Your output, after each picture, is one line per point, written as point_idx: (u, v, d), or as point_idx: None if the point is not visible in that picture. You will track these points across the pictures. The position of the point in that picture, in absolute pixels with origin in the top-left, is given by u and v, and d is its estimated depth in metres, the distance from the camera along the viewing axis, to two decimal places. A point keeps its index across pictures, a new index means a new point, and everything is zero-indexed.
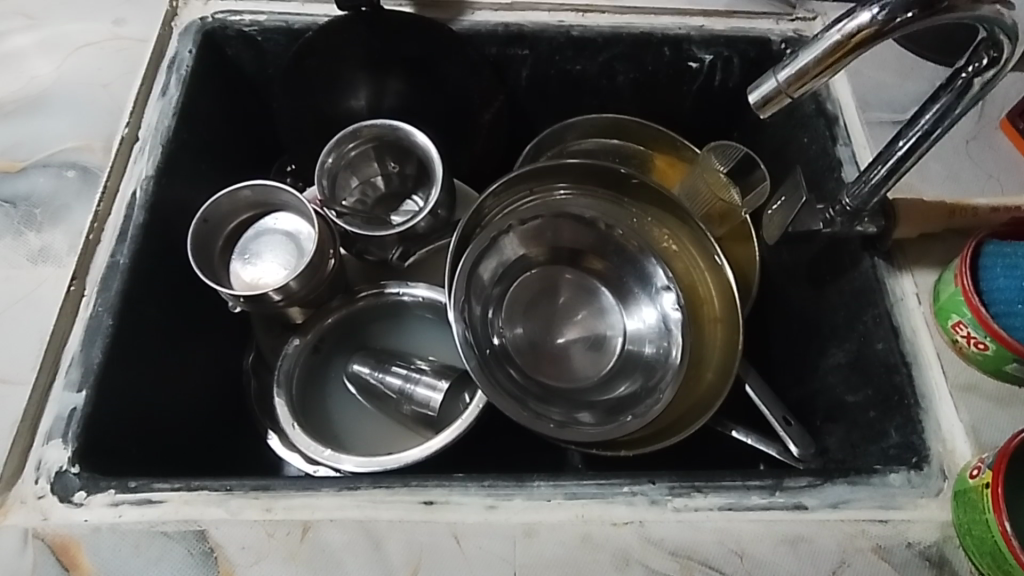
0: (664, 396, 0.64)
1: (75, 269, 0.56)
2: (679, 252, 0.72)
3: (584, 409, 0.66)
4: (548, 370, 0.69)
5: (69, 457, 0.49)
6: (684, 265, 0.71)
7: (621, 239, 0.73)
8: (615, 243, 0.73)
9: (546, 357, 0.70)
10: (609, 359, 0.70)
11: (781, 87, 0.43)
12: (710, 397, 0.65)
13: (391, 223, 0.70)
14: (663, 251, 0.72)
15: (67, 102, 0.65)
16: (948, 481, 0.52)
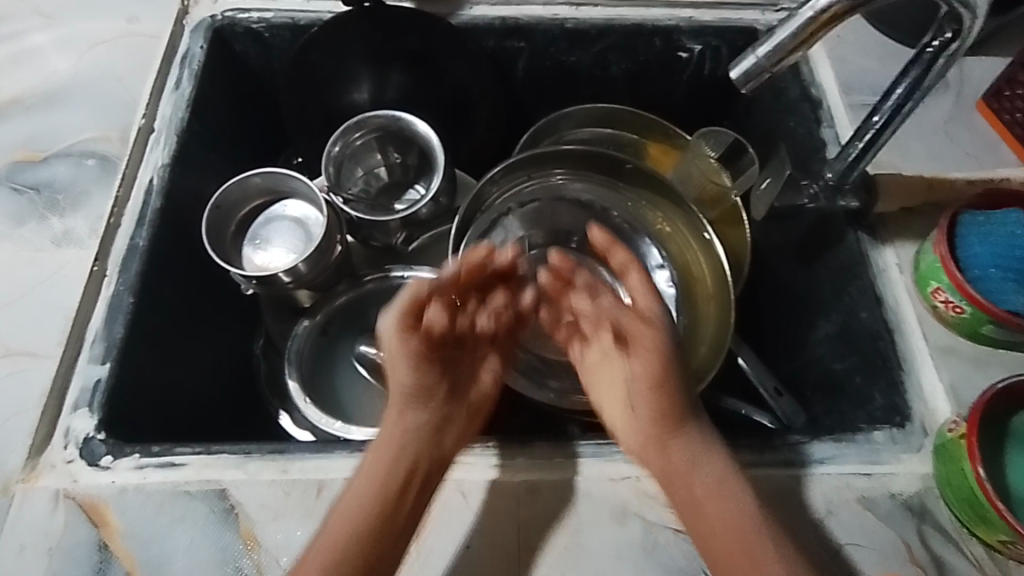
0: None
1: (96, 251, 0.59)
2: (672, 234, 0.75)
3: None
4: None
5: (96, 425, 0.52)
6: (678, 246, 0.74)
7: (618, 223, 0.75)
8: (612, 226, 0.75)
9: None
10: None
11: (760, 63, 0.47)
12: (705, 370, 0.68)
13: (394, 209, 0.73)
14: (656, 234, 0.75)
15: (84, 96, 0.68)
16: (928, 437, 0.55)
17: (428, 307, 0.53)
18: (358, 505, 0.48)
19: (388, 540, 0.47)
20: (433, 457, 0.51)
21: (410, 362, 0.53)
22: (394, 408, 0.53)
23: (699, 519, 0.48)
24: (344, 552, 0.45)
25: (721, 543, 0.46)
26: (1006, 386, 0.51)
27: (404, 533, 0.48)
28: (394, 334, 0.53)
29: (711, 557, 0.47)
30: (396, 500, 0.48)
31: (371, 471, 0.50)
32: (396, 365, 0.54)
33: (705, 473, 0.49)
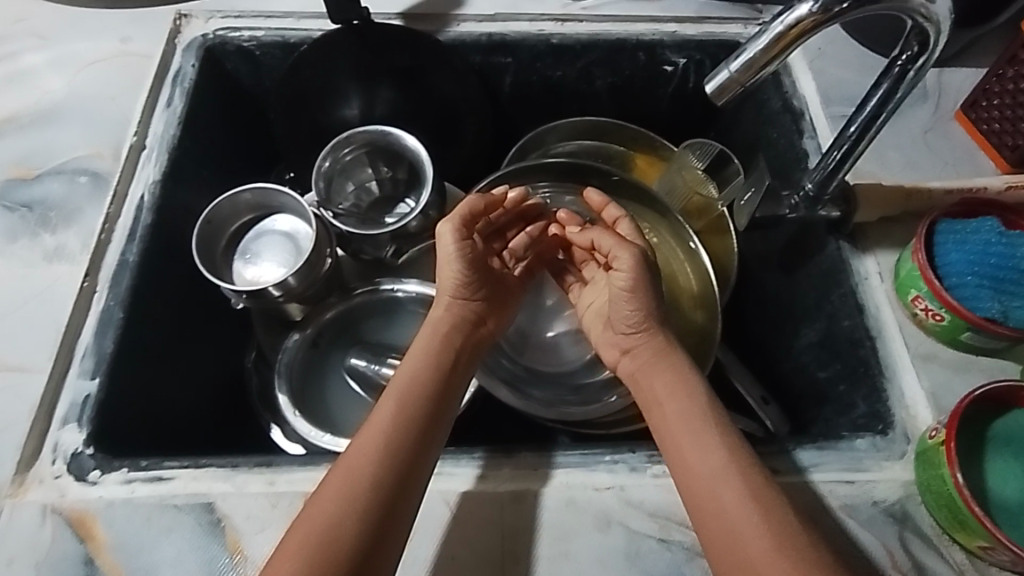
0: None
1: (86, 267, 0.60)
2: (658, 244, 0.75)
3: (572, 393, 0.69)
4: (536, 359, 0.71)
5: (84, 440, 0.53)
6: (664, 255, 0.75)
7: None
8: None
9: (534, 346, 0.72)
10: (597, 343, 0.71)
11: (733, 76, 0.48)
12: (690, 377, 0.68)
13: (385, 222, 0.75)
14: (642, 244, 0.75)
15: (77, 114, 0.69)
16: (911, 444, 0.56)
17: (472, 228, 0.64)
18: (392, 400, 0.55)
19: (410, 434, 0.53)
20: (449, 358, 0.59)
21: (455, 263, 0.62)
22: (437, 311, 0.62)
23: (667, 411, 0.55)
24: (384, 435, 0.52)
25: (687, 428, 0.53)
26: (984, 392, 0.52)
27: (432, 419, 0.54)
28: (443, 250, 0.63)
29: (673, 446, 0.52)
30: (423, 391, 0.56)
31: (406, 371, 0.58)
32: (444, 265, 0.62)
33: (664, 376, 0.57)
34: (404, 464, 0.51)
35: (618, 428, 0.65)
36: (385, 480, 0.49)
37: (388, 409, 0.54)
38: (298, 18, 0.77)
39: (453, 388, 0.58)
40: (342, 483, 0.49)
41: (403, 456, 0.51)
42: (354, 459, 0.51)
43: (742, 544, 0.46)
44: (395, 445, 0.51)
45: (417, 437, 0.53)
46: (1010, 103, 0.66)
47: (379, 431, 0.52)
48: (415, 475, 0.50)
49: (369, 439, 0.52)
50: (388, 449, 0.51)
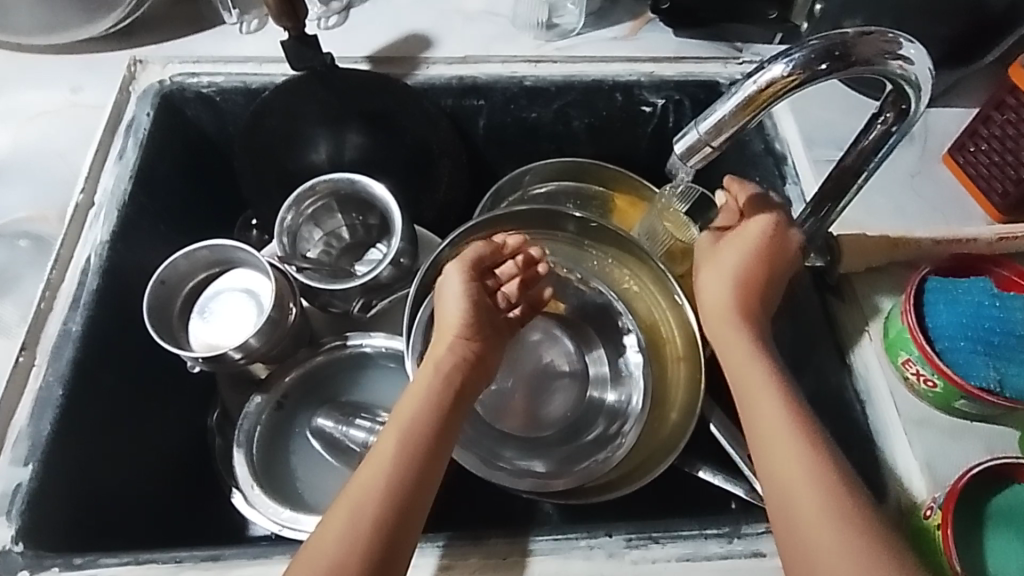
0: (627, 438, 0.63)
1: (24, 339, 0.56)
2: (635, 293, 0.69)
3: (539, 457, 0.66)
4: (517, 418, 0.68)
5: (13, 536, 0.49)
6: (643, 306, 0.69)
7: (579, 283, 0.71)
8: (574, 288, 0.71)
9: (513, 406, 0.69)
10: (574, 403, 0.70)
11: (703, 138, 0.45)
12: (670, 443, 0.63)
13: (356, 275, 0.70)
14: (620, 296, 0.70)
15: (23, 172, 0.66)
16: (905, 520, 0.53)
17: (470, 267, 0.60)
18: (393, 440, 0.52)
19: (410, 476, 0.51)
20: (455, 390, 0.56)
21: (459, 298, 0.59)
22: (440, 342, 0.58)
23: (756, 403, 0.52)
24: (387, 477, 0.50)
25: (773, 426, 0.51)
26: (982, 468, 0.49)
27: (431, 459, 0.52)
28: (445, 287, 0.60)
29: (763, 448, 0.50)
30: (425, 428, 0.53)
31: (408, 404, 0.54)
32: (446, 302, 0.59)
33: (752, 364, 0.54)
34: (401, 510, 0.49)
35: (607, 493, 0.61)
36: (382, 529, 0.48)
37: (391, 447, 0.52)
38: (260, 63, 0.72)
39: (455, 422, 0.55)
40: (341, 529, 0.48)
41: (400, 501, 0.49)
42: (354, 504, 0.49)
43: (817, 555, 0.45)
44: (395, 490, 0.50)
45: (417, 480, 0.51)
46: (998, 149, 0.63)
47: (381, 471, 0.50)
48: (413, 522, 0.49)
49: (371, 483, 0.50)
50: (390, 493, 0.49)
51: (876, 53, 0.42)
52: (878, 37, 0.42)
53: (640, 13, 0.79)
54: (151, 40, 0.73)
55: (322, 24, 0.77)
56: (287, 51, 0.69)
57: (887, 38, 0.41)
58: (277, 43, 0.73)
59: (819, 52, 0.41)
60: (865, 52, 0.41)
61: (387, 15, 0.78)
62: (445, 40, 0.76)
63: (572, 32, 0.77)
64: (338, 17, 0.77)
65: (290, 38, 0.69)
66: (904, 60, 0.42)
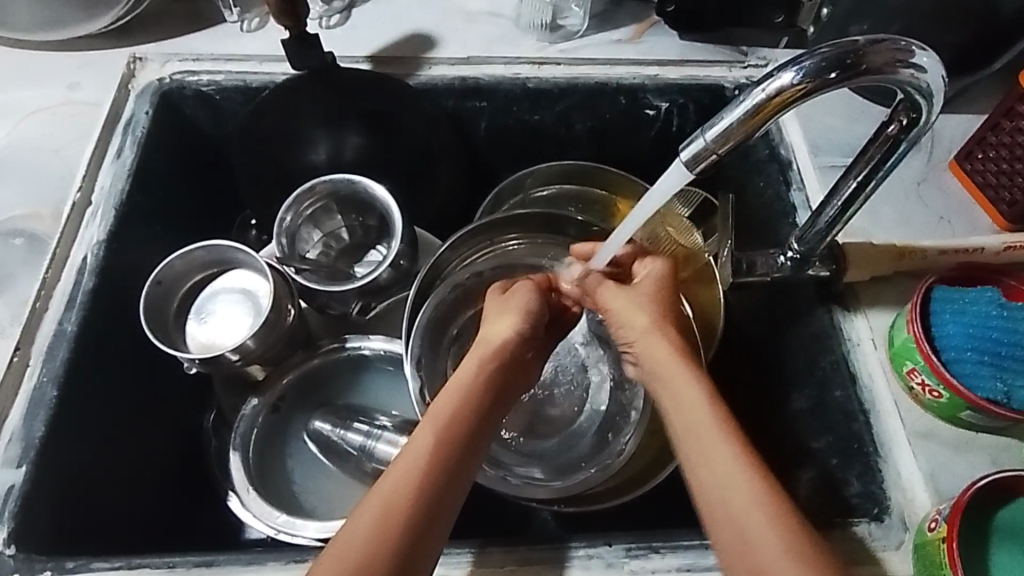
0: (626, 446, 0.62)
1: (18, 340, 0.56)
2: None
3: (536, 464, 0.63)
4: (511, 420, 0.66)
5: (4, 539, 0.48)
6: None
7: None
8: None
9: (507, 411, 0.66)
10: (575, 404, 0.67)
11: (709, 145, 0.44)
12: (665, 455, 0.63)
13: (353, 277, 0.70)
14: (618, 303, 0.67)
15: (19, 169, 0.65)
16: (909, 532, 0.52)
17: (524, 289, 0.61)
18: (428, 440, 0.49)
19: (441, 480, 0.47)
20: (490, 393, 0.54)
21: (508, 312, 0.59)
22: (480, 349, 0.56)
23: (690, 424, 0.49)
24: (416, 480, 0.47)
25: (700, 440, 0.47)
26: (989, 481, 0.48)
27: (461, 463, 0.49)
28: (492, 305, 0.61)
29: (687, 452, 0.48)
30: (459, 430, 0.50)
31: (442, 406, 0.51)
32: (496, 320, 0.59)
33: (677, 377, 0.52)
34: (431, 517, 0.46)
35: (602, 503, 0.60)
36: (408, 531, 0.44)
37: (423, 448, 0.48)
38: (260, 61, 0.72)
39: (486, 427, 0.52)
40: (366, 535, 0.44)
41: (430, 505, 0.46)
42: (379, 507, 0.45)
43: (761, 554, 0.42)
44: (426, 495, 0.46)
45: (450, 486, 0.47)
46: (1007, 157, 0.63)
47: (410, 474, 0.47)
48: (443, 521, 0.46)
49: (399, 486, 0.46)
50: (422, 497, 0.46)
51: (887, 62, 0.41)
52: (889, 46, 0.41)
53: (645, 16, 0.78)
54: (150, 37, 0.72)
55: (323, 24, 0.76)
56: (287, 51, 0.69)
57: (899, 47, 0.40)
58: (278, 42, 0.73)
59: (830, 60, 0.40)
60: (876, 61, 0.40)
61: (389, 15, 0.77)
62: (448, 41, 0.76)
63: (576, 34, 0.77)
64: (339, 16, 0.77)
65: (290, 37, 0.68)
66: (917, 69, 0.41)
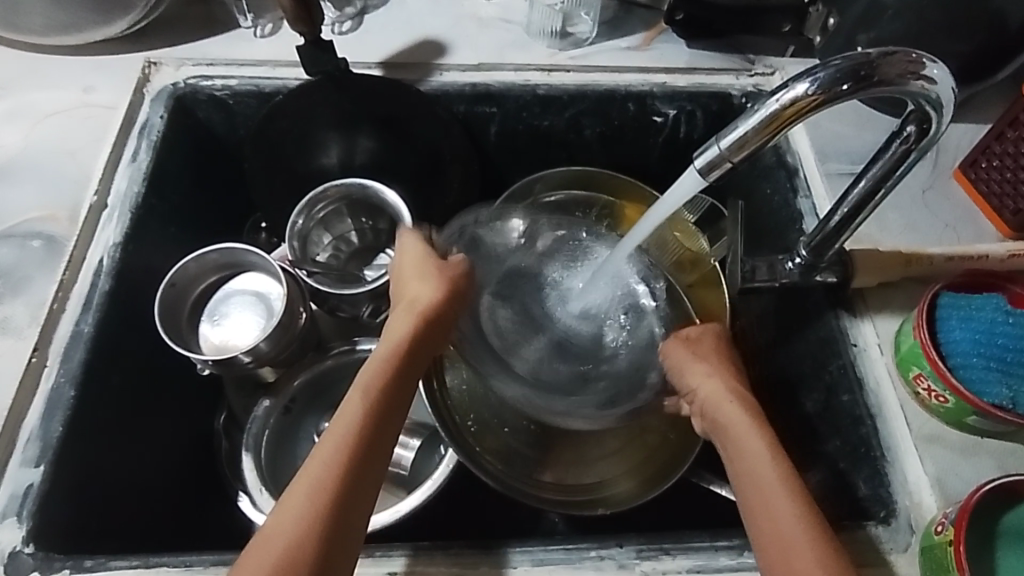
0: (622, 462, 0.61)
1: (35, 342, 0.56)
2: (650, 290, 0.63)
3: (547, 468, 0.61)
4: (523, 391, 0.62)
5: (23, 538, 0.48)
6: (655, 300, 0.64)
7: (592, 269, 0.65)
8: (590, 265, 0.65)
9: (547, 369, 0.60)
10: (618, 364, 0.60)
11: (723, 153, 0.45)
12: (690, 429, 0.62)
13: (363, 280, 0.70)
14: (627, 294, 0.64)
15: (34, 171, 0.65)
16: (916, 535, 0.52)
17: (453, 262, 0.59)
18: (350, 415, 0.48)
19: (360, 455, 0.46)
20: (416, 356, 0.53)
21: (434, 283, 0.56)
22: (395, 332, 0.53)
23: (766, 497, 0.46)
24: (335, 456, 0.46)
25: (766, 492, 0.46)
26: (995, 484, 0.49)
27: (379, 442, 0.48)
28: (405, 271, 0.58)
29: (749, 500, 0.46)
30: (376, 404, 0.49)
31: (362, 380, 0.50)
32: (414, 286, 0.56)
33: (756, 444, 0.48)
34: (355, 490, 0.46)
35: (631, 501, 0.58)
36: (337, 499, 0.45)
37: (342, 424, 0.47)
38: (274, 66, 0.72)
39: (404, 398, 0.51)
40: (297, 516, 0.43)
41: (352, 479, 0.46)
42: (301, 485, 0.45)
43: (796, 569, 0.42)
44: (346, 469, 0.46)
45: (369, 459, 0.47)
46: (1011, 166, 0.63)
47: (332, 449, 0.46)
48: (361, 502, 0.46)
49: (322, 460, 0.46)
50: (340, 474, 0.45)
51: (899, 73, 0.41)
52: (902, 57, 0.41)
53: (654, 24, 0.79)
54: (166, 42, 0.73)
55: (336, 29, 0.77)
56: (302, 55, 0.69)
57: (910, 59, 0.41)
58: (291, 47, 0.73)
59: (843, 72, 0.41)
60: (888, 73, 0.41)
61: (401, 22, 0.78)
62: (459, 47, 0.76)
63: (586, 41, 0.77)
64: (352, 22, 0.77)
65: (307, 42, 0.69)
66: (927, 80, 0.42)
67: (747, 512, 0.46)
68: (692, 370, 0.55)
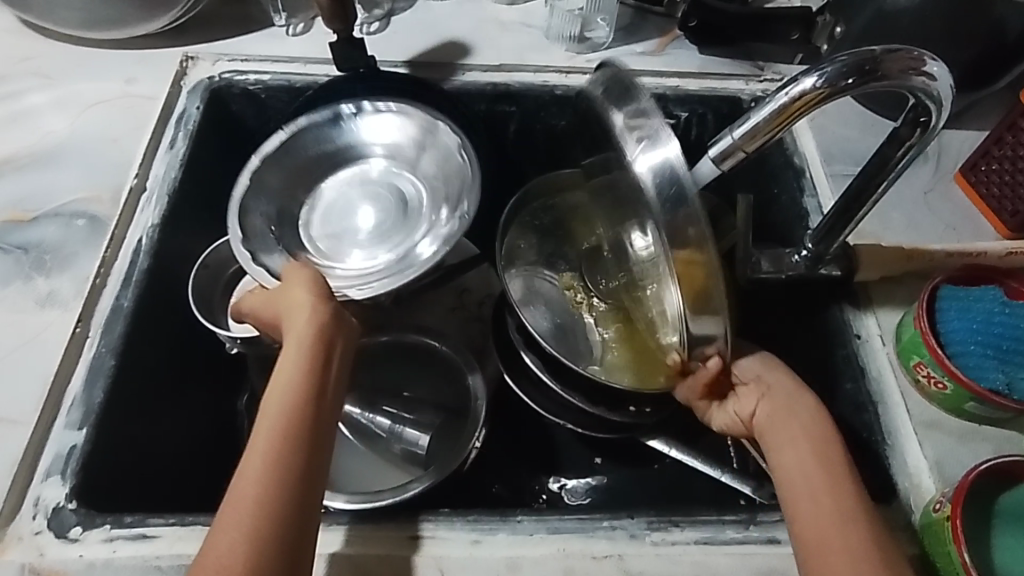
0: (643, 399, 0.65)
1: (81, 313, 0.59)
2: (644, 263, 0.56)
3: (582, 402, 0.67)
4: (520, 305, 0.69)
5: (68, 494, 0.51)
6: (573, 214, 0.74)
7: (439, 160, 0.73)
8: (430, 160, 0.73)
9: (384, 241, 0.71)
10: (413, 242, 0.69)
11: (737, 143, 0.47)
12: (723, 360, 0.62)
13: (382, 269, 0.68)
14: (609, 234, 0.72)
15: (79, 155, 0.69)
16: (915, 515, 0.55)
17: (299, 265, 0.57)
18: (265, 433, 0.45)
19: (291, 460, 0.44)
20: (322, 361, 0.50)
21: (307, 293, 0.54)
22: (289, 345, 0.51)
23: (806, 496, 0.49)
24: (266, 465, 0.44)
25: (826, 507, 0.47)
26: (990, 465, 0.51)
27: (310, 449, 0.46)
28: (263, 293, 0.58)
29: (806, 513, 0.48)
30: (297, 406, 0.47)
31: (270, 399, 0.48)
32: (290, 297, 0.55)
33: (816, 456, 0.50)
34: (300, 495, 0.44)
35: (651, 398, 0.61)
36: (277, 508, 0.42)
37: (264, 434, 0.45)
38: (305, 63, 0.76)
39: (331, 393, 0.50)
40: (237, 533, 0.41)
41: (289, 489, 0.43)
42: (234, 505, 0.42)
43: None
44: (284, 477, 0.43)
45: (304, 461, 0.45)
46: (1010, 169, 0.67)
47: (261, 460, 0.44)
48: (306, 505, 0.44)
49: (251, 477, 0.43)
50: (279, 473, 0.43)
51: (902, 69, 0.44)
52: (903, 55, 0.45)
53: (667, 31, 0.83)
54: (203, 37, 0.77)
55: (365, 29, 0.80)
56: (334, 52, 0.72)
57: (910, 56, 0.44)
58: (322, 46, 0.77)
59: (848, 67, 0.44)
60: (891, 68, 0.44)
61: (426, 24, 0.81)
62: (481, 49, 0.80)
63: (602, 46, 0.81)
64: (379, 23, 0.81)
65: (339, 39, 0.71)
66: (928, 77, 0.45)
67: (786, 501, 0.49)
68: (767, 373, 0.57)
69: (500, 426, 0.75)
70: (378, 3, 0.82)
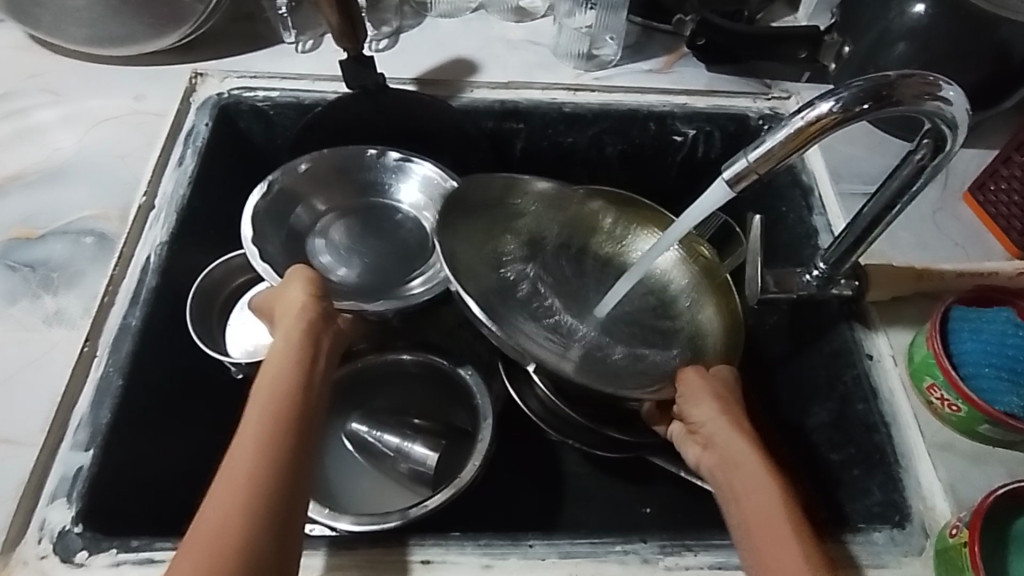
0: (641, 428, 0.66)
1: (88, 332, 0.58)
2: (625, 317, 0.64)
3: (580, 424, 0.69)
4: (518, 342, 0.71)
5: (73, 517, 0.50)
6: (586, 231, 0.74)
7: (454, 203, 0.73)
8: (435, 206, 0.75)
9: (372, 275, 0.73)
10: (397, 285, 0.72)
11: (751, 165, 0.47)
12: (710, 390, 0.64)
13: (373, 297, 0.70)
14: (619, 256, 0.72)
15: (87, 172, 0.69)
16: (930, 539, 0.54)
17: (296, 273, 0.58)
18: (254, 426, 0.45)
19: (287, 442, 0.44)
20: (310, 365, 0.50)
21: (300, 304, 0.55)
22: (283, 349, 0.51)
23: (765, 546, 0.44)
24: (256, 450, 0.43)
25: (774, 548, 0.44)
26: (1006, 490, 0.50)
27: (298, 445, 0.45)
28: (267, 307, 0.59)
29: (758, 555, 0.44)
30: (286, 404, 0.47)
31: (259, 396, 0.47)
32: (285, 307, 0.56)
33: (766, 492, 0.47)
34: (286, 488, 0.42)
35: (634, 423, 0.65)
36: (262, 499, 0.41)
37: (252, 426, 0.45)
38: (313, 79, 0.76)
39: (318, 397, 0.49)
40: (220, 521, 0.40)
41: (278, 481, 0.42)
42: (218, 495, 0.41)
43: None
44: (273, 464, 0.43)
45: (296, 450, 0.44)
46: (1018, 189, 0.67)
47: (252, 445, 0.43)
48: (292, 500, 0.42)
49: (237, 466, 0.42)
50: (266, 464, 0.43)
51: (918, 94, 0.45)
52: (919, 79, 0.45)
53: (675, 49, 0.83)
54: (213, 55, 0.77)
55: (373, 46, 0.81)
56: (344, 70, 0.72)
57: (926, 81, 0.44)
58: (330, 63, 0.77)
59: (863, 92, 0.44)
60: (907, 93, 0.44)
61: (433, 41, 0.82)
62: (489, 66, 0.80)
63: (610, 63, 0.81)
64: (388, 41, 0.82)
65: (349, 58, 0.71)
66: (943, 101, 0.45)
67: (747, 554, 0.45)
68: (709, 414, 0.54)
69: (506, 445, 0.74)
70: (386, 20, 0.83)
